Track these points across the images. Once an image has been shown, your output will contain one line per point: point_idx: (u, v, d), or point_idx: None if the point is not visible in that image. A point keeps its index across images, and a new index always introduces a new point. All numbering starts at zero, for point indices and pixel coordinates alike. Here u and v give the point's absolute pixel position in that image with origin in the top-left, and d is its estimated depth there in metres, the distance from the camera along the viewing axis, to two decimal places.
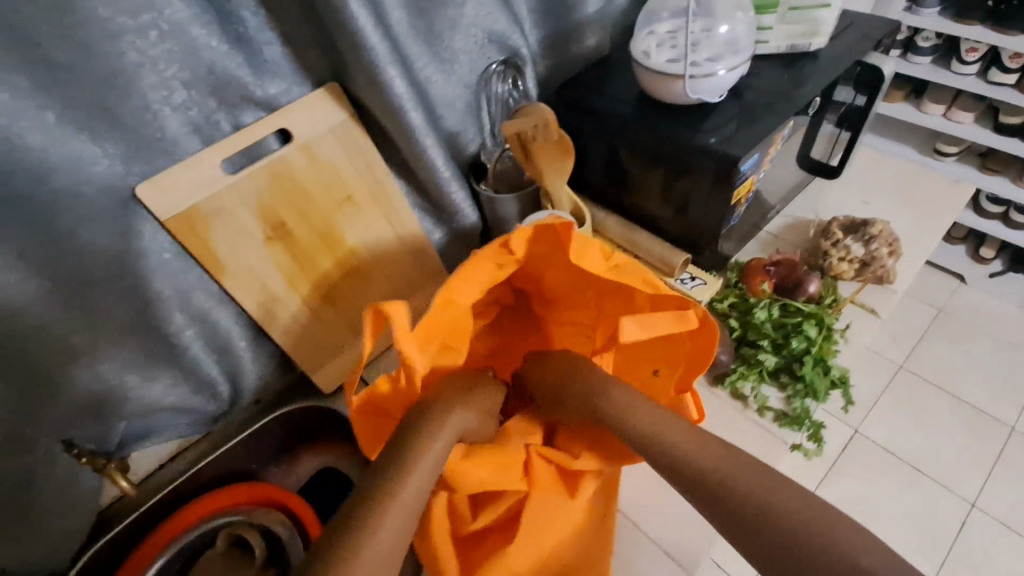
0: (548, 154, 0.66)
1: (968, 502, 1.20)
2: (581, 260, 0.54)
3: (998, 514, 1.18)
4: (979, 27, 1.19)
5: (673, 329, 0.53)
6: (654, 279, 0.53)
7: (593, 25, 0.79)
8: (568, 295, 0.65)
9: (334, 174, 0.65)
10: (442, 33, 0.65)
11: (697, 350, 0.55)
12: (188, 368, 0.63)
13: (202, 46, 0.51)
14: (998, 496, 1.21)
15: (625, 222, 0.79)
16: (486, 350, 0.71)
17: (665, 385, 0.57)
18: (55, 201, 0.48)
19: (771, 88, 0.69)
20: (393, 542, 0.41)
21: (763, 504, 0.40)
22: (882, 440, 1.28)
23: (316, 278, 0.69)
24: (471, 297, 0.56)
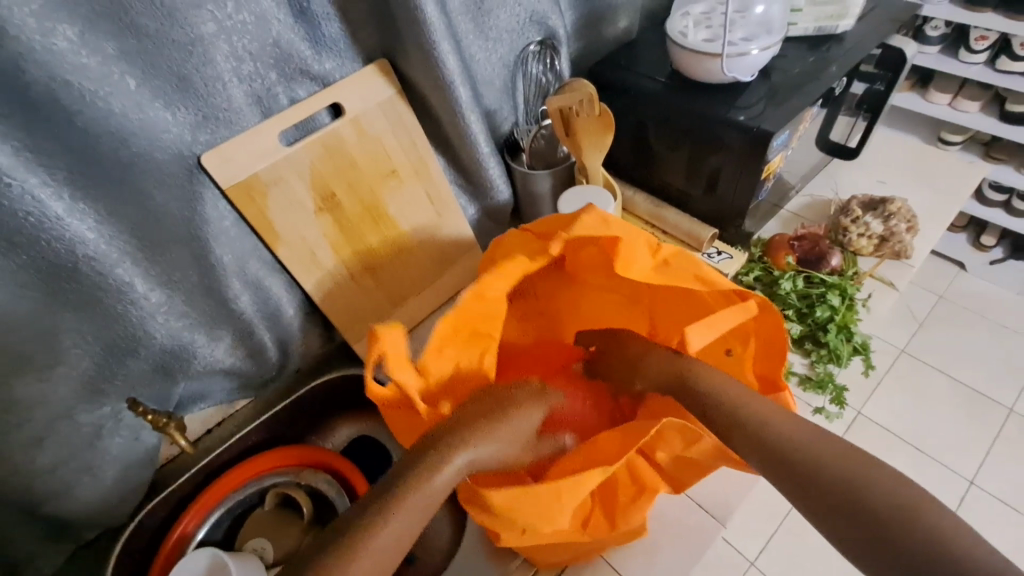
0: (588, 129, 0.69)
1: (967, 479, 1.24)
2: (627, 266, 0.54)
3: (996, 491, 1.23)
4: (991, 13, 1.23)
5: (735, 324, 0.55)
6: (706, 275, 0.53)
7: (624, 7, 0.82)
8: (597, 280, 0.65)
9: (381, 148, 0.67)
10: (488, 12, 0.67)
11: (765, 333, 0.55)
12: (243, 332, 0.66)
13: (271, 18, 0.54)
14: (995, 473, 1.25)
15: (653, 199, 0.82)
16: (515, 335, 0.72)
17: (741, 366, 0.57)
18: (133, 165, 0.50)
19: (800, 67, 0.72)
20: (402, 535, 0.45)
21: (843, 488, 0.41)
22: (883, 420, 1.29)
23: (360, 249, 0.71)
24: (500, 292, 0.57)
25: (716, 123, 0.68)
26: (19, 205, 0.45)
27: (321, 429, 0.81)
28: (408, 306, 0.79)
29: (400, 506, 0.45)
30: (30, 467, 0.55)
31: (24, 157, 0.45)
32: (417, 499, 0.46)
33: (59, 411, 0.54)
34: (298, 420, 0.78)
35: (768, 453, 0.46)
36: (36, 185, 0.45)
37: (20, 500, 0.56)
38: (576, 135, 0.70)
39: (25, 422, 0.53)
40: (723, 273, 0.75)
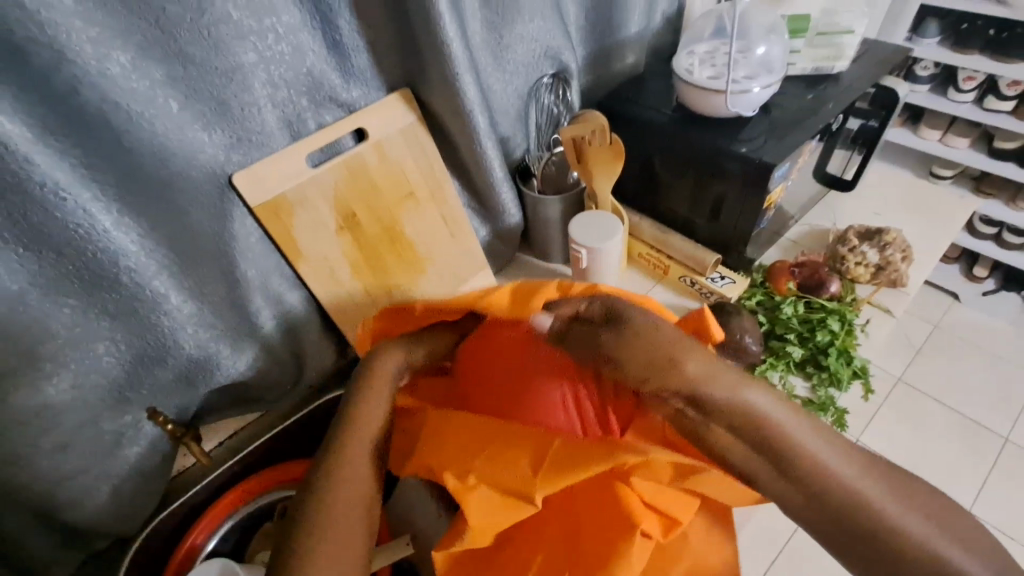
0: (600, 158, 0.72)
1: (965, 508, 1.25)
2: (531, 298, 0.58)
3: (996, 521, 1.24)
4: (978, 56, 1.31)
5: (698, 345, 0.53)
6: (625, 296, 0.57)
7: (632, 44, 0.87)
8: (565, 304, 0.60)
9: (400, 171, 0.71)
10: (506, 46, 0.71)
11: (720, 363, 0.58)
12: (262, 344, 0.68)
13: (306, 49, 0.58)
14: (994, 503, 1.26)
15: (659, 225, 0.85)
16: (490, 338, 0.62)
17: None
18: (170, 182, 0.53)
19: (799, 103, 0.76)
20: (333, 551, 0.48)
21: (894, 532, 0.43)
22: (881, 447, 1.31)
23: (376, 268, 0.73)
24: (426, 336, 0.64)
25: (720, 154, 0.72)
26: (71, 217, 0.47)
27: None
28: None
29: (323, 521, 0.49)
30: (51, 474, 0.56)
31: (79, 174, 0.47)
32: (333, 514, 0.49)
33: (85, 418, 0.56)
34: (308, 435, 0.78)
35: (837, 494, 0.44)
36: (88, 199, 0.48)
37: (40, 507, 0.57)
38: (587, 163, 0.73)
39: (53, 429, 0.54)
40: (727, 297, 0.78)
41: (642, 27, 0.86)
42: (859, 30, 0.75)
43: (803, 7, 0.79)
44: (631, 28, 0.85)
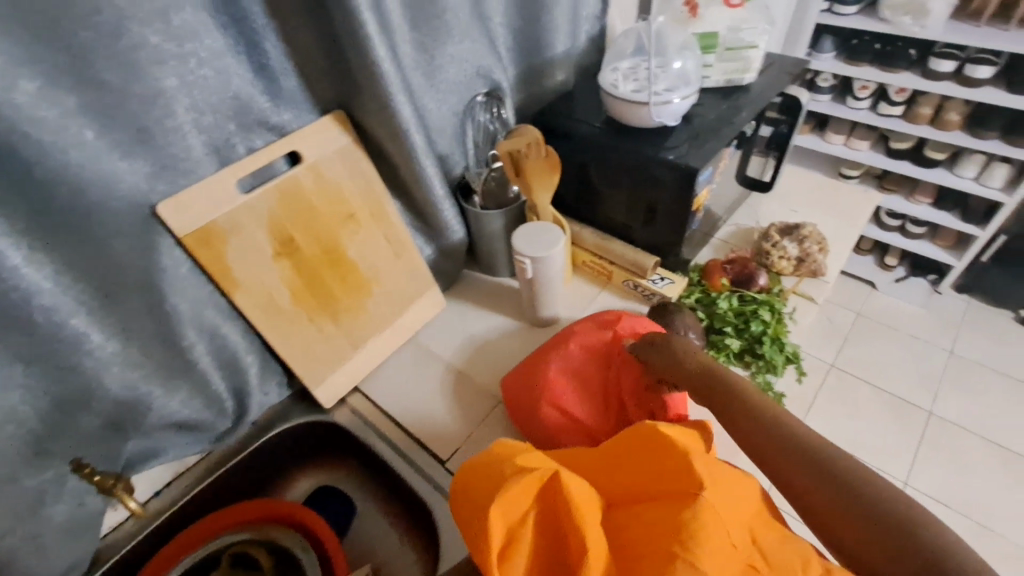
0: (537, 170, 0.72)
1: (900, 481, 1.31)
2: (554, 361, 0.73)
3: (933, 493, 1.31)
4: (868, 67, 1.62)
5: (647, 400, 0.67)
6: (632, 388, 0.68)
7: (561, 63, 0.91)
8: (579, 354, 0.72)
9: (339, 192, 0.70)
10: (439, 67, 0.72)
11: None
12: (199, 382, 0.64)
13: (232, 73, 0.57)
14: (930, 474, 1.34)
15: (599, 233, 0.89)
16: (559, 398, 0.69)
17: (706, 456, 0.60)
18: (90, 215, 0.50)
19: (714, 113, 0.82)
20: None
21: (859, 483, 0.47)
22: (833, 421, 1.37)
23: (319, 293, 0.71)
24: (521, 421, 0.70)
25: (651, 163, 0.76)
26: None
27: (279, 482, 0.78)
28: (370, 347, 0.79)
29: None
30: None
31: None
32: None
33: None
34: (255, 474, 0.75)
35: (781, 441, 0.52)
36: None
37: None
38: (526, 176, 0.72)
39: None
40: (667, 296, 0.82)
41: (568, 46, 0.90)
42: (762, 44, 0.81)
43: (711, 24, 0.84)
44: (559, 46, 0.88)
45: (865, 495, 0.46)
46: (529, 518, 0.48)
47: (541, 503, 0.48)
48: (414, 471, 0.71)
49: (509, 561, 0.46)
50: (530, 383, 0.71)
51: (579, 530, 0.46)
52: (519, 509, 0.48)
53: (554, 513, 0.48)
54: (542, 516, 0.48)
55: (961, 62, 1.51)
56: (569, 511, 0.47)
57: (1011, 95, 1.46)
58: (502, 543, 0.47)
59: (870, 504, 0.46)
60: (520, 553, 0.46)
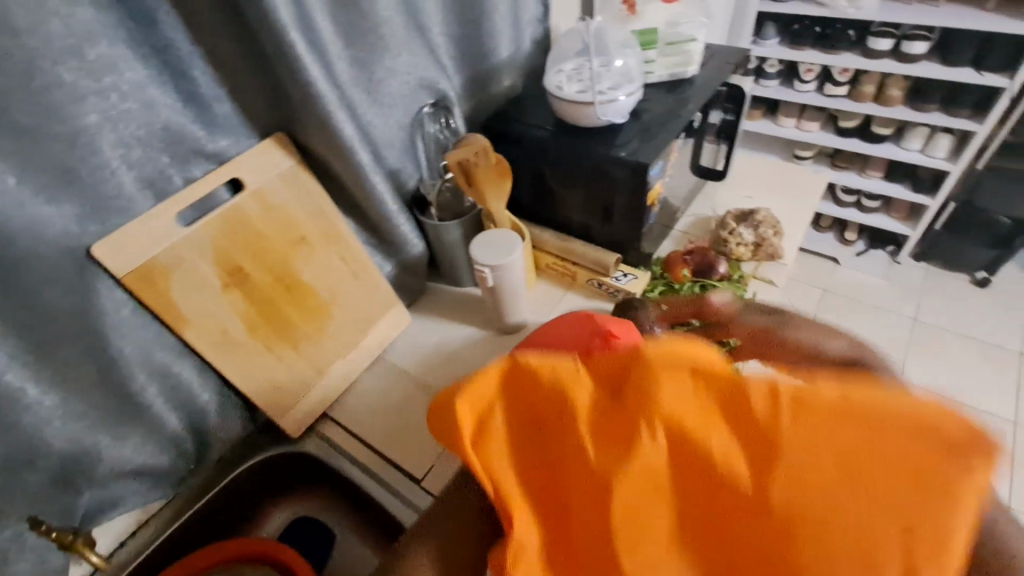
0: (489, 178, 0.71)
1: None
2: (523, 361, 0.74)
3: None
4: (811, 51, 1.69)
5: None
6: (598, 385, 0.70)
7: (506, 68, 0.90)
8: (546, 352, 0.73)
9: (287, 216, 0.68)
10: (380, 81, 0.69)
11: None
12: (153, 426, 0.63)
13: (160, 105, 0.55)
14: None
15: (560, 235, 0.88)
16: None
17: None
18: (16, 265, 0.48)
19: (661, 107, 0.82)
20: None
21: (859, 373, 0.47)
22: None
23: (275, 321, 0.69)
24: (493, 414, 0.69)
25: (604, 161, 0.76)
26: None
27: (253, 517, 0.76)
28: (336, 371, 0.77)
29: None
30: None
31: None
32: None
33: None
34: (226, 513, 0.73)
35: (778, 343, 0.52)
36: None
37: None
38: (478, 186, 0.71)
39: None
40: (631, 292, 0.83)
41: (513, 51, 0.90)
42: (700, 37, 0.83)
43: (650, 20, 0.84)
44: (503, 51, 0.88)
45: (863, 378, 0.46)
46: (497, 406, 0.46)
47: (519, 385, 0.46)
48: (389, 493, 0.70)
49: (487, 444, 0.46)
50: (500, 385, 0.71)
51: (553, 387, 0.45)
52: (487, 393, 0.46)
53: (529, 401, 0.46)
54: (511, 401, 0.46)
55: (897, 40, 1.57)
56: (544, 384, 0.45)
57: (947, 68, 1.53)
58: (477, 429, 0.46)
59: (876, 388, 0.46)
60: (495, 435, 0.46)
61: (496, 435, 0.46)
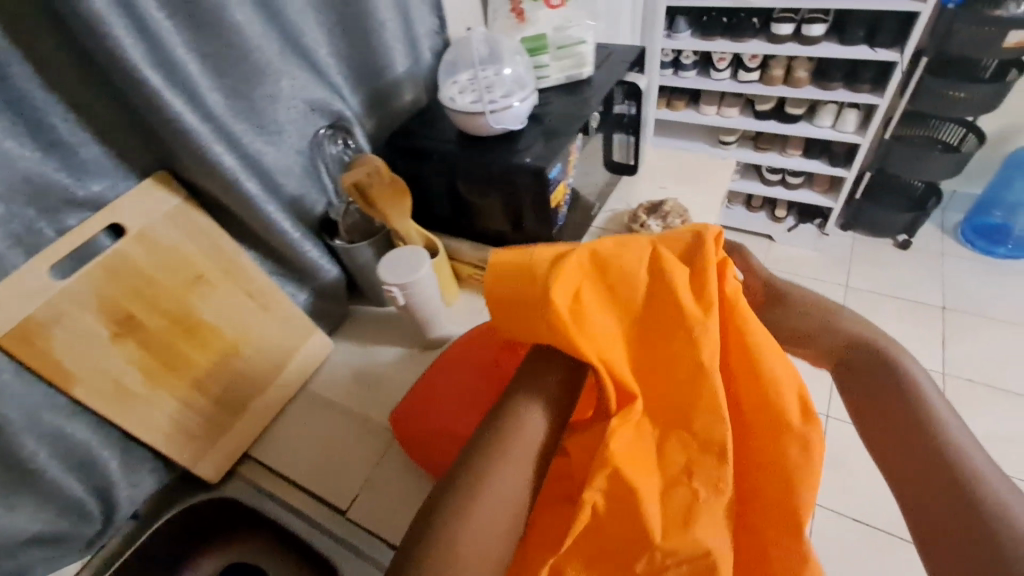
0: (387, 196, 0.70)
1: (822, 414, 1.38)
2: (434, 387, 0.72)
3: None
4: (722, 40, 1.75)
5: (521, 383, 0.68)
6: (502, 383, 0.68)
7: (407, 82, 0.90)
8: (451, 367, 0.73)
9: (179, 255, 0.66)
10: (263, 108, 0.67)
11: None
12: (50, 493, 0.59)
13: (14, 157, 0.52)
14: None
15: (475, 245, 0.89)
16: (437, 416, 0.68)
17: None
18: None
19: (560, 110, 0.83)
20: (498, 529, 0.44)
21: (805, 304, 0.59)
22: None
23: (177, 365, 0.67)
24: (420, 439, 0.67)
25: (506, 169, 0.77)
26: None
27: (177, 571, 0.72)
28: (254, 408, 0.75)
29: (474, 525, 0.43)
30: None
31: None
32: (492, 496, 0.44)
33: None
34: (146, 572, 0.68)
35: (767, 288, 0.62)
36: None
37: None
38: (377, 206, 0.69)
39: None
40: None
41: (411, 65, 0.89)
42: (590, 38, 0.84)
43: (539, 26, 0.85)
44: (401, 66, 0.87)
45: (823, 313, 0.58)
46: (585, 281, 0.51)
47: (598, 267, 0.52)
48: (317, 531, 0.68)
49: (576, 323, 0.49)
50: (408, 410, 0.70)
51: (625, 270, 0.51)
52: (574, 280, 0.51)
53: (626, 287, 0.51)
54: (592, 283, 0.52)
55: (797, 24, 1.65)
56: (612, 268, 0.52)
57: (845, 46, 1.61)
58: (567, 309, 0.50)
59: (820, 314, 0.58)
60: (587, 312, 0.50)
61: (589, 310, 0.50)
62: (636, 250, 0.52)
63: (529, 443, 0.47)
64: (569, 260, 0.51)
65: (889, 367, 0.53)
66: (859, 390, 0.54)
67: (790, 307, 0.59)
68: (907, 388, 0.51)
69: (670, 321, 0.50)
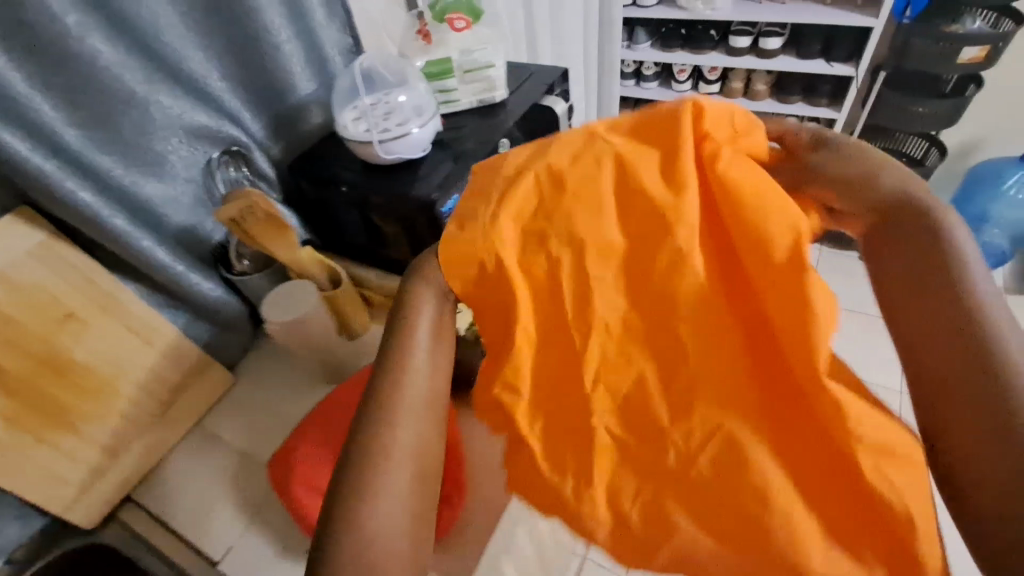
0: (267, 231, 0.67)
1: None
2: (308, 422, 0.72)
3: None
4: (681, 52, 1.72)
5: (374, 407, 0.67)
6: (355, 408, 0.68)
7: (316, 104, 0.86)
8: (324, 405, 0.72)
9: (44, 295, 0.63)
10: (134, 139, 0.65)
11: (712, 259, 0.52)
12: None
13: None
14: None
15: (384, 274, 0.86)
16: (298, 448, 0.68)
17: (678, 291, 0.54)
18: None
19: (468, 137, 0.80)
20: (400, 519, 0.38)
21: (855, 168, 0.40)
22: None
23: (44, 407, 0.64)
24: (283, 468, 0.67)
25: (402, 201, 0.74)
26: None
27: None
28: (137, 446, 0.73)
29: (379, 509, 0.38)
30: None
31: None
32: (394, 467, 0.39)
33: None
34: None
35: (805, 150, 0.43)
36: None
37: None
38: (256, 239, 0.67)
39: None
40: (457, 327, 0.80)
41: (320, 87, 0.86)
42: (500, 62, 0.82)
43: (447, 49, 0.82)
44: (307, 88, 0.84)
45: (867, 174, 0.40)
46: (526, 208, 0.41)
47: (548, 183, 0.41)
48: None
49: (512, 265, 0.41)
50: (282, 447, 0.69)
51: (571, 181, 0.40)
52: (520, 207, 0.41)
53: (576, 207, 0.40)
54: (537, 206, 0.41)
55: (754, 37, 1.62)
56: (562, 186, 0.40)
57: (802, 60, 1.59)
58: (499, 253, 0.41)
59: (866, 179, 0.40)
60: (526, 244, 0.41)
61: (545, 243, 0.41)
62: (570, 163, 0.40)
63: (420, 396, 0.42)
64: (469, 219, 0.42)
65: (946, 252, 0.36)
66: (891, 272, 0.38)
67: (847, 152, 0.41)
68: (965, 266, 0.36)
69: (649, 228, 0.39)
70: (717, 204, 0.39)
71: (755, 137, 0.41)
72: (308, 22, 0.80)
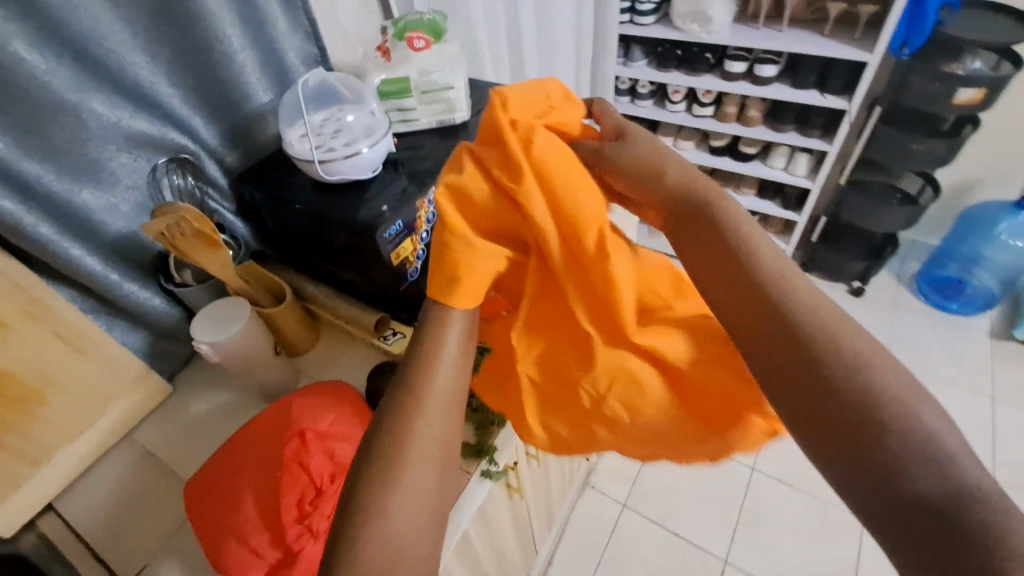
0: (196, 245, 0.65)
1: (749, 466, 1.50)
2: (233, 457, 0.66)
3: (773, 473, 1.48)
4: (675, 72, 1.69)
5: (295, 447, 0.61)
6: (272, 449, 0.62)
7: (273, 114, 0.84)
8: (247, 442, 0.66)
9: None
10: (66, 145, 0.63)
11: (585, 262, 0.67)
12: None
13: None
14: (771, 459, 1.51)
15: (331, 292, 0.84)
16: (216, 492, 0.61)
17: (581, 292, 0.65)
18: None
19: (420, 159, 0.78)
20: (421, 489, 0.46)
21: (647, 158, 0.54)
22: None
23: None
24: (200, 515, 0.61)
25: (342, 222, 0.71)
26: None
27: None
28: (59, 458, 0.70)
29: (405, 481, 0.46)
30: None
31: None
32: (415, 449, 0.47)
33: None
34: None
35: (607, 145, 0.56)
36: None
37: None
38: (184, 253, 0.65)
39: None
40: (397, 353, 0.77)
41: (278, 96, 0.84)
42: (459, 85, 0.80)
43: (407, 67, 0.81)
44: (264, 97, 0.82)
45: (649, 160, 0.54)
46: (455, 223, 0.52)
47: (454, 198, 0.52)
48: None
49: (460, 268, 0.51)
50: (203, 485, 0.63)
51: (472, 196, 0.52)
52: (453, 230, 0.51)
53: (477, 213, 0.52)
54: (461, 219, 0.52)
55: (750, 63, 1.59)
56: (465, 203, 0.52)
57: (796, 90, 1.55)
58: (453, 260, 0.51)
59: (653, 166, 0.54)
60: (471, 252, 0.51)
61: (477, 250, 0.51)
62: (480, 181, 0.52)
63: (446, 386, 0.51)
64: (438, 239, 0.52)
65: (735, 234, 0.48)
66: (693, 251, 0.50)
67: (629, 144, 0.55)
68: (751, 237, 0.47)
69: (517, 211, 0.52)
70: (570, 187, 0.51)
71: (554, 116, 0.57)
72: (266, 32, 0.79)
